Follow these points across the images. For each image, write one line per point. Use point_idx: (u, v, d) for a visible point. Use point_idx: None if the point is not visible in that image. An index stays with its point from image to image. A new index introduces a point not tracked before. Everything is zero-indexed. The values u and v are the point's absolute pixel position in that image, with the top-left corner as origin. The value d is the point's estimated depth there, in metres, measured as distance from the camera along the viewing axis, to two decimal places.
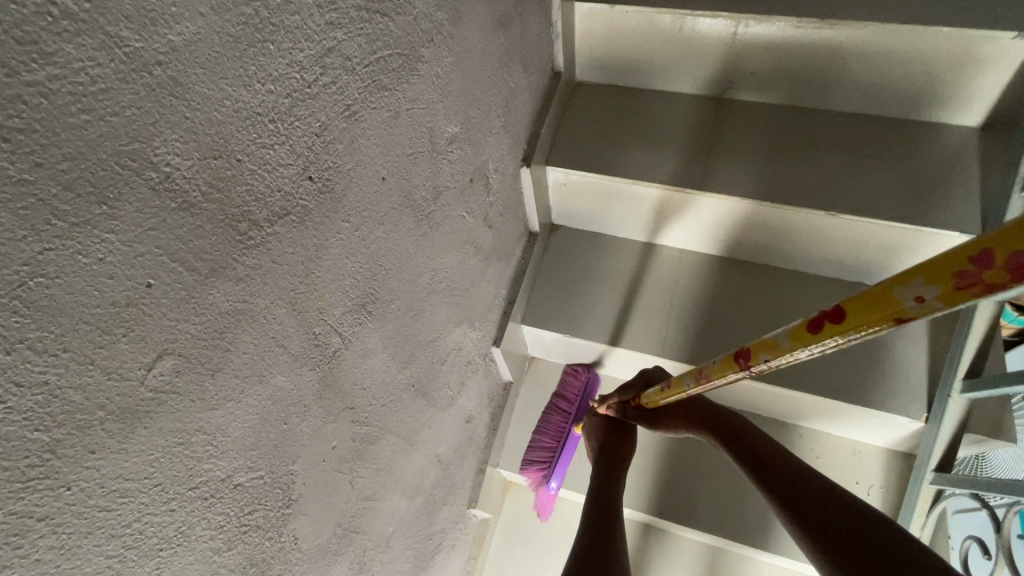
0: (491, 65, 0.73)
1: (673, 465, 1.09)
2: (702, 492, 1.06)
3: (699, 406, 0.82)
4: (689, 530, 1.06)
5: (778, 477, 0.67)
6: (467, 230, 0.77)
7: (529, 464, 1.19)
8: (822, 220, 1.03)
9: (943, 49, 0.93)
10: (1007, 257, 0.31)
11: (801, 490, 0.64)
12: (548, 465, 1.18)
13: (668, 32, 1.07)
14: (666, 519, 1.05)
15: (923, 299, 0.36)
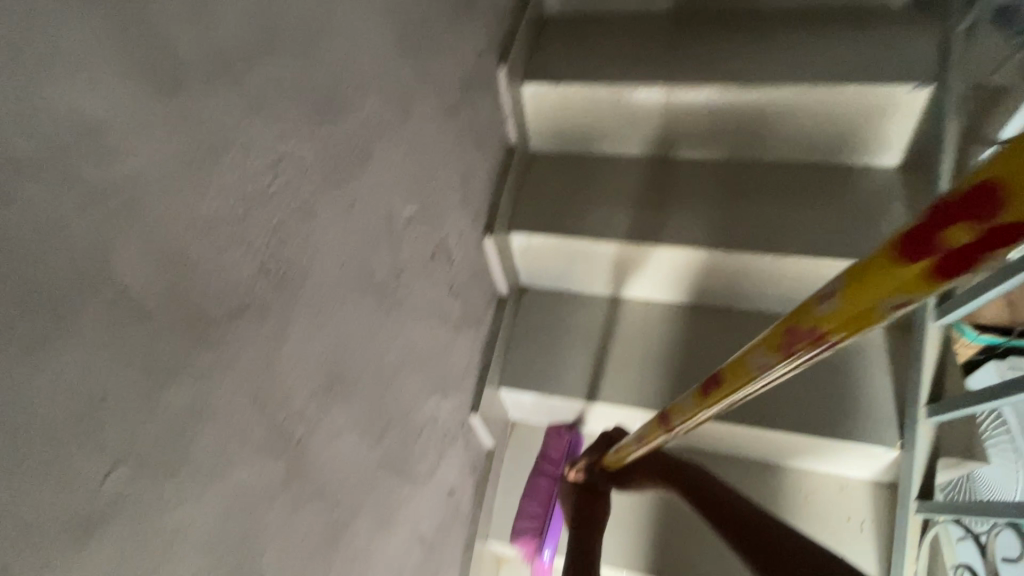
0: (444, 149, 0.78)
1: (664, 521, 1.07)
2: (697, 546, 1.04)
3: (666, 463, 0.82)
4: None
5: (757, 540, 0.65)
6: (432, 302, 0.80)
7: (520, 535, 1.15)
8: (772, 262, 1.08)
9: (853, 103, 1.04)
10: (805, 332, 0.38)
11: (773, 546, 0.63)
12: (539, 533, 1.15)
13: (609, 104, 1.17)
14: None
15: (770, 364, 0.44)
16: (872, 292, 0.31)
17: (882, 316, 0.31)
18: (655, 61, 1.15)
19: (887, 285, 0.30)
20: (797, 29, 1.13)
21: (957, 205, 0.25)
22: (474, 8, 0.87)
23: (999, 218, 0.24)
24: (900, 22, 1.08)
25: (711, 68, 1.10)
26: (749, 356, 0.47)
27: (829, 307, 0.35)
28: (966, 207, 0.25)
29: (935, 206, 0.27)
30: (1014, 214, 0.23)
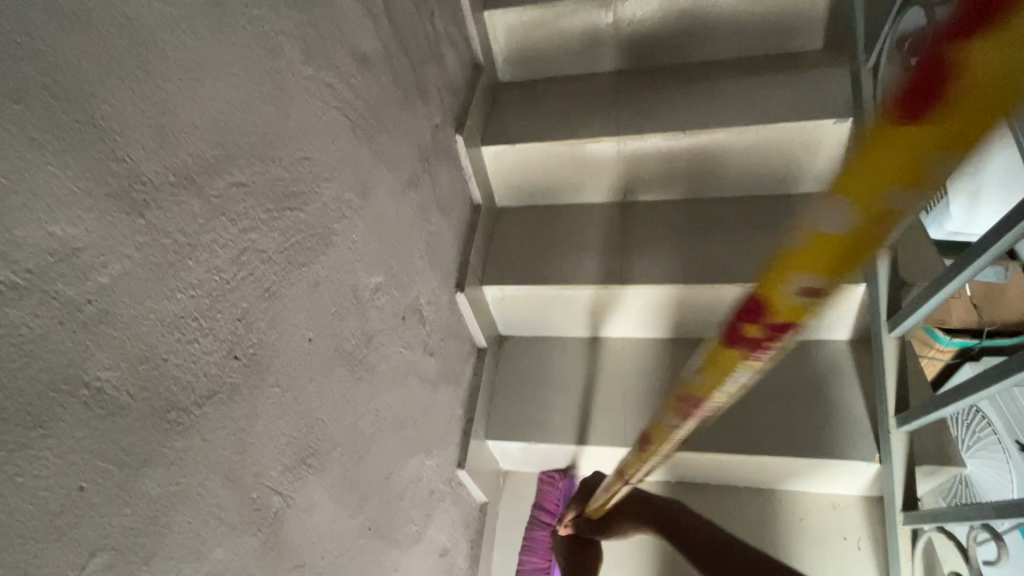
0: (406, 218, 0.84)
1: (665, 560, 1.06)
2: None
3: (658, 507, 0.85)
4: None
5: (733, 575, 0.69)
6: (406, 363, 0.83)
7: None
8: (733, 291, 1.13)
9: (786, 138, 1.12)
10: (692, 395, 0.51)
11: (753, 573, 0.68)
12: None
13: (565, 159, 1.25)
14: None
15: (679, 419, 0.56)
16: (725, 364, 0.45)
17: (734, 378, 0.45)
18: (602, 117, 1.24)
19: (731, 360, 0.44)
20: (727, 78, 1.23)
21: (745, 313, 0.40)
22: (427, 89, 0.95)
23: (771, 320, 0.38)
24: (818, 65, 1.19)
25: (653, 119, 1.20)
26: (663, 419, 0.58)
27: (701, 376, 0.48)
28: (748, 316, 0.40)
29: (736, 312, 0.41)
30: (775, 316, 0.38)
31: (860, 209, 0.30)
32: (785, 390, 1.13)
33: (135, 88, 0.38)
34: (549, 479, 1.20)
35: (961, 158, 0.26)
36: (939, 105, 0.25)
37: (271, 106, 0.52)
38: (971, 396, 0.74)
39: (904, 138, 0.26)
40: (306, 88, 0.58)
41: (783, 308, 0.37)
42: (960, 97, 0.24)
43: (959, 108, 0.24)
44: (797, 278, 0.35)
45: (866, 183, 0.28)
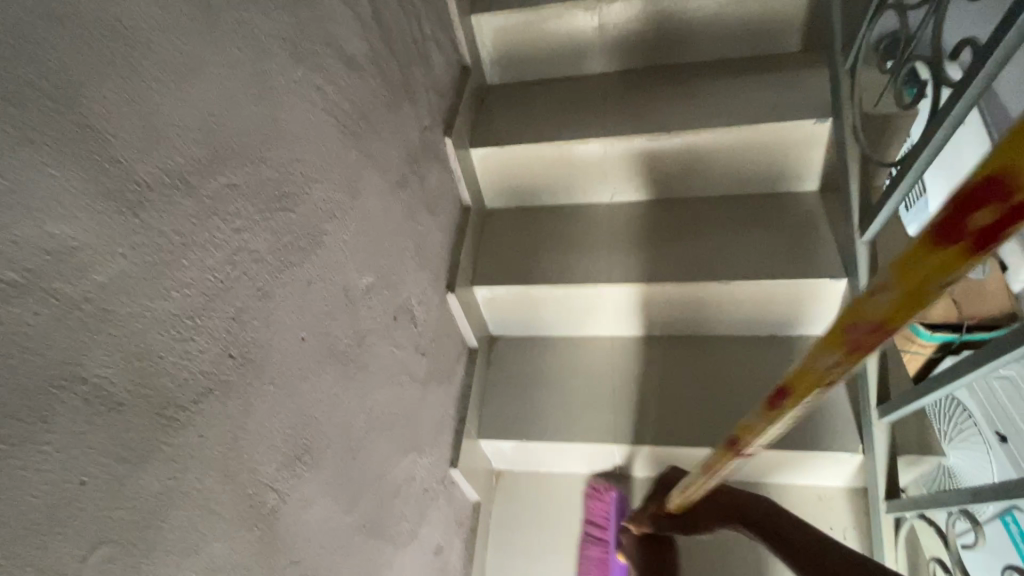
0: (395, 219, 0.85)
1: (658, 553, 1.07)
2: None
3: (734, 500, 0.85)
4: None
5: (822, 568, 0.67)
6: (398, 362, 0.84)
7: None
8: (719, 289, 1.15)
9: (768, 138, 1.15)
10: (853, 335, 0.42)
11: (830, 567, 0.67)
12: None
13: (552, 160, 1.27)
14: None
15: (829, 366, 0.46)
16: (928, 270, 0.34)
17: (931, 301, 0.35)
18: (589, 118, 1.26)
19: (934, 263, 0.34)
20: (710, 80, 1.26)
21: (967, 201, 0.31)
22: (415, 91, 0.96)
23: (1013, 199, 0.29)
24: (797, 67, 1.22)
25: (639, 120, 1.22)
26: (812, 360, 0.48)
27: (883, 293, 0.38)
28: (984, 195, 0.30)
29: (972, 191, 0.31)
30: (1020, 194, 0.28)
31: None
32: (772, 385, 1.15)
33: (129, 90, 0.38)
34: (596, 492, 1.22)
35: None
36: None
37: (262, 108, 0.53)
38: (948, 386, 0.77)
39: None
40: (295, 90, 0.59)
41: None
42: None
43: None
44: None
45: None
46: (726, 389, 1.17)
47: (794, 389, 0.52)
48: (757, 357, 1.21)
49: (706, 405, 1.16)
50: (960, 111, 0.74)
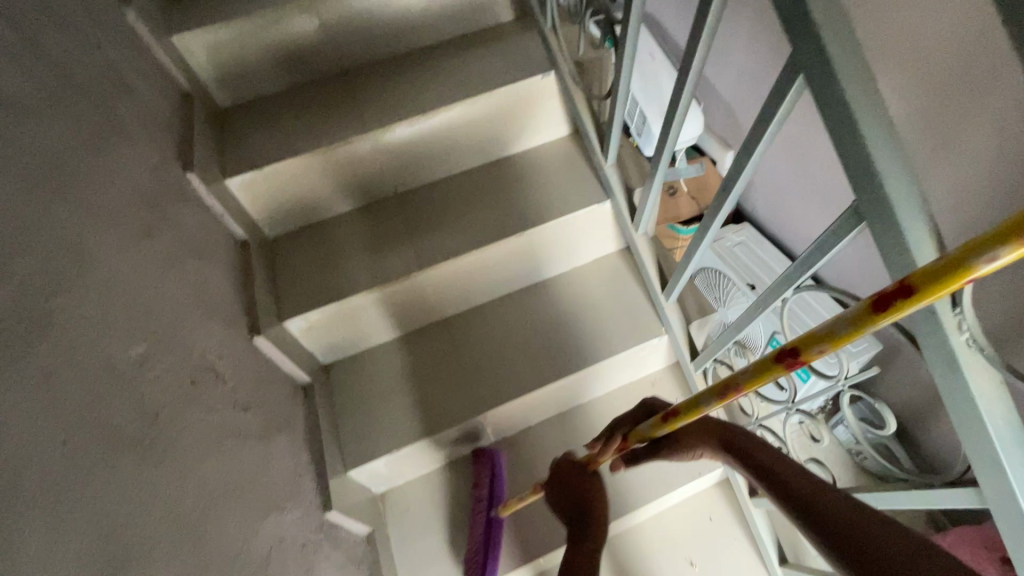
0: (151, 273, 0.73)
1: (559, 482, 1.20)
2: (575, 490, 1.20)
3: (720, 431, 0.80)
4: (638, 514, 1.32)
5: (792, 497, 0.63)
6: (218, 427, 0.74)
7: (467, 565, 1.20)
8: (518, 242, 1.27)
9: (511, 100, 1.27)
10: (888, 292, 0.39)
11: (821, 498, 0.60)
12: (478, 562, 1.19)
13: (323, 166, 1.21)
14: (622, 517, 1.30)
15: (833, 327, 0.44)
16: (1008, 238, 0.32)
17: (976, 266, 0.34)
18: (345, 119, 1.23)
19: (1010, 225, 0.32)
20: (448, 57, 1.34)
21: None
22: (127, 128, 0.82)
23: None
24: (514, 32, 1.36)
25: (394, 108, 1.24)
26: (823, 325, 0.45)
27: (963, 251, 0.34)
28: None
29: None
30: None
31: None
32: (583, 309, 1.34)
33: None
34: (477, 461, 1.31)
35: None
36: None
37: None
38: (703, 241, 0.95)
39: None
40: None
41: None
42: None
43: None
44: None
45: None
46: (553, 326, 1.32)
47: (802, 354, 0.47)
48: (567, 290, 1.37)
49: (542, 344, 1.30)
50: (637, 17, 0.88)
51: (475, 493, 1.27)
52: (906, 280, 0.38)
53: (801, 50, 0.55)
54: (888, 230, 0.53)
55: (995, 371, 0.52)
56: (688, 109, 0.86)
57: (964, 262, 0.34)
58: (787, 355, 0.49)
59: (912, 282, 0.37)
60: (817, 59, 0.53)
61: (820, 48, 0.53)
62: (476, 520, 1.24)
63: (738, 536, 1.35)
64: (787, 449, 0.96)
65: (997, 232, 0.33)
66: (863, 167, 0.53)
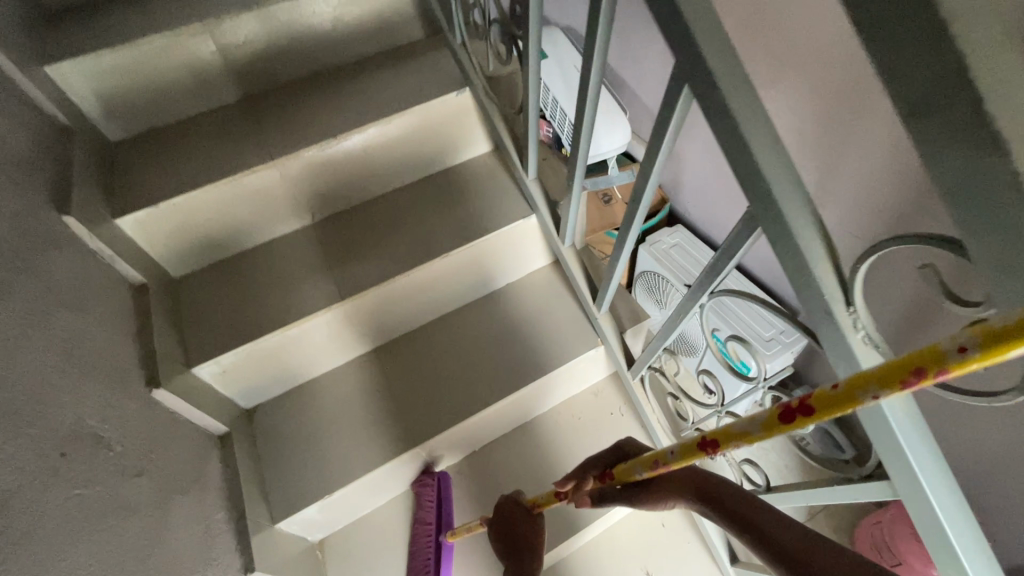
0: (6, 336, 0.64)
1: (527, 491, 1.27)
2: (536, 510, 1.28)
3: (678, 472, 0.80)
4: (584, 531, 1.30)
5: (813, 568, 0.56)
6: (98, 502, 0.66)
7: None
8: (446, 263, 1.23)
9: (427, 118, 1.24)
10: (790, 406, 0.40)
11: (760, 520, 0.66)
12: None
13: (229, 198, 1.14)
14: (568, 538, 1.27)
15: (747, 425, 0.46)
16: (929, 364, 0.30)
17: (861, 401, 0.34)
18: (251, 147, 1.16)
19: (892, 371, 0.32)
20: (359, 77, 1.29)
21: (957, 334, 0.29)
22: None
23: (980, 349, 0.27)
24: (426, 49, 1.34)
25: (304, 133, 1.18)
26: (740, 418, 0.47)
27: (895, 364, 0.32)
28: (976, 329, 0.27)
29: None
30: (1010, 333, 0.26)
31: None
32: (518, 326, 1.32)
33: None
34: (421, 484, 1.26)
35: None
36: None
37: None
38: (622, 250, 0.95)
39: None
40: None
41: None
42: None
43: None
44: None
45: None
46: (489, 347, 1.29)
47: (722, 442, 0.50)
48: (501, 308, 1.35)
49: (479, 366, 1.27)
50: (537, 32, 0.88)
51: (420, 515, 1.24)
52: (805, 398, 0.39)
53: (683, 59, 0.55)
54: (778, 233, 0.53)
55: None
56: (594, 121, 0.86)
57: (853, 394, 0.35)
58: (710, 440, 0.52)
59: (810, 402, 0.38)
60: (697, 68, 0.53)
61: (699, 57, 0.52)
62: (422, 542, 1.21)
63: (691, 541, 1.35)
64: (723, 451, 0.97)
65: (925, 352, 0.30)
66: (751, 175, 0.53)
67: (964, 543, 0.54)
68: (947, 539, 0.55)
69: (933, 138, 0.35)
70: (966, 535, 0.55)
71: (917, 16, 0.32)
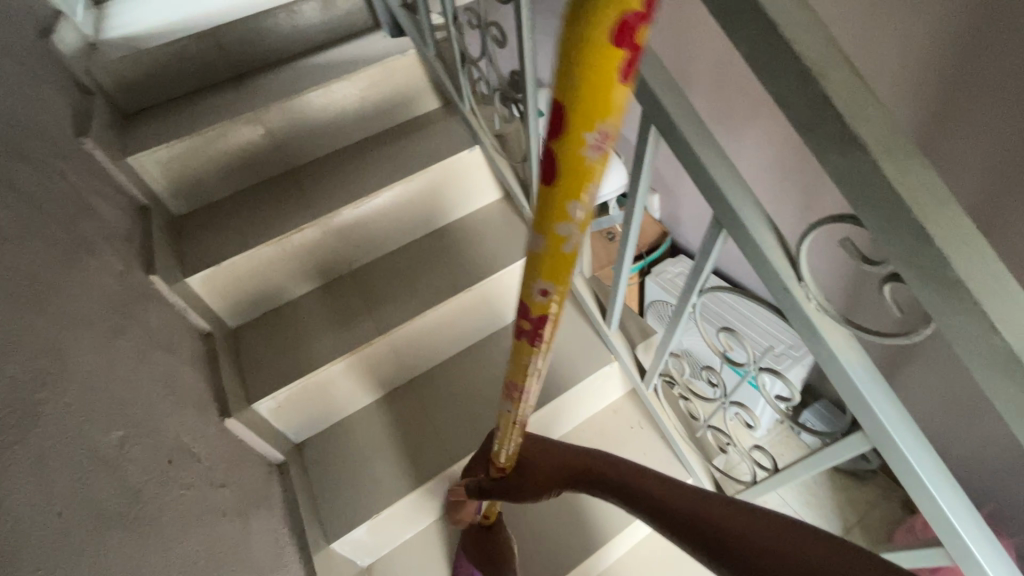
0: (125, 368, 0.79)
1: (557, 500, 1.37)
2: (569, 515, 1.36)
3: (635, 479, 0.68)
4: (615, 544, 1.35)
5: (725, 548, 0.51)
6: (194, 504, 0.78)
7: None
8: (466, 297, 1.38)
9: (443, 174, 1.43)
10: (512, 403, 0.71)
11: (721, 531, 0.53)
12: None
13: (277, 255, 1.31)
14: (600, 552, 1.32)
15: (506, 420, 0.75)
16: (521, 356, 0.62)
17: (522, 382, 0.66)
18: (295, 210, 1.35)
19: (517, 360, 0.63)
20: (382, 146, 1.50)
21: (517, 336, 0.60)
22: (92, 241, 0.91)
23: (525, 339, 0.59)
24: (439, 119, 1.55)
25: (340, 195, 1.37)
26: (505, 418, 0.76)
27: (514, 364, 0.65)
28: (519, 335, 0.59)
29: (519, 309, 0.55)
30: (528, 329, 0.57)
31: (547, 247, 0.45)
32: None
33: None
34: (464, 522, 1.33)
35: (565, 219, 0.42)
36: (556, 192, 0.40)
37: None
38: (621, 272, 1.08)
39: (553, 200, 0.41)
40: None
41: (535, 307, 0.53)
42: (571, 153, 0.36)
43: (573, 140, 0.36)
44: (536, 282, 0.49)
45: (550, 202, 0.41)
46: None
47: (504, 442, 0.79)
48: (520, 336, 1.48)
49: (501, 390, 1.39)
50: (533, 95, 1.06)
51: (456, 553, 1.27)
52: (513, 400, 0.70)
53: (647, 106, 0.71)
54: (737, 230, 0.67)
55: (844, 329, 0.64)
56: (586, 162, 1.02)
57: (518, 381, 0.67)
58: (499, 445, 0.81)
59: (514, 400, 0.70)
60: (658, 111, 0.70)
61: (660, 103, 0.69)
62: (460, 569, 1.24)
63: None
64: (733, 442, 1.07)
65: (517, 354, 0.62)
66: (711, 189, 0.67)
67: (928, 471, 0.65)
68: (912, 469, 0.65)
69: (821, 147, 0.49)
70: (930, 465, 0.65)
71: (792, 65, 0.47)
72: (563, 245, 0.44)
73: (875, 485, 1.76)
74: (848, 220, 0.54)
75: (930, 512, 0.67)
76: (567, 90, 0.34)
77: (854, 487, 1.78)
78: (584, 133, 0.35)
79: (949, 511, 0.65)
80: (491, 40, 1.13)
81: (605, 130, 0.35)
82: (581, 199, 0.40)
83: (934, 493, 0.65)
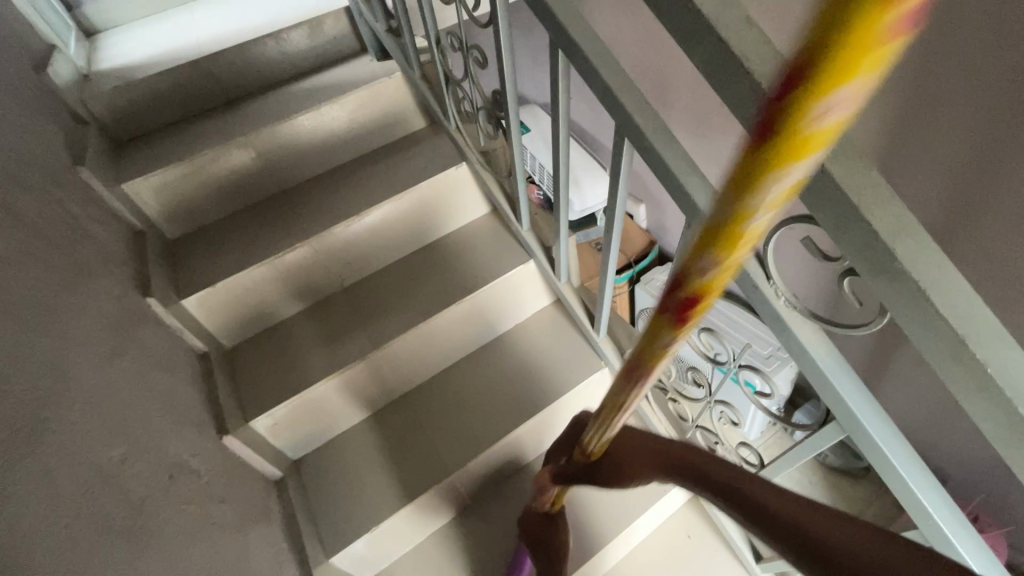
0: (126, 386, 0.81)
1: None
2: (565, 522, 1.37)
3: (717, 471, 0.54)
4: (612, 549, 1.36)
5: None
6: (193, 519, 0.80)
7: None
8: (458, 309, 1.41)
9: (432, 190, 1.47)
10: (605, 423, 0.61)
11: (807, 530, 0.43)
12: None
13: (271, 274, 1.34)
14: (597, 558, 1.33)
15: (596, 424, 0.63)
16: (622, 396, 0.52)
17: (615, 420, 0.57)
18: (287, 230, 1.38)
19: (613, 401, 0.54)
20: (372, 166, 1.54)
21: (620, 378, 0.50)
22: (91, 266, 0.93)
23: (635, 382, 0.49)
24: (426, 138, 1.60)
25: (332, 214, 1.40)
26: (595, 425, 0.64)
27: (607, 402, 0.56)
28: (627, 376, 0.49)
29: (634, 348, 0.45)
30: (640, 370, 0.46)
31: (695, 288, 0.34)
32: (529, 360, 1.47)
33: None
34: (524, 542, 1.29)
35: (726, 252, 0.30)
36: (728, 221, 0.28)
37: None
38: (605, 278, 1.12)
39: (722, 230, 0.29)
40: None
41: (655, 354, 0.43)
42: (794, 131, 0.22)
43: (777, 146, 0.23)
44: (664, 331, 0.39)
45: (717, 229, 0.29)
46: (504, 382, 1.44)
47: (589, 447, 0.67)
48: (511, 346, 1.51)
49: (494, 400, 1.41)
50: (515, 113, 1.11)
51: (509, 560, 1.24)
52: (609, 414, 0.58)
53: (621, 120, 0.76)
54: None
55: (811, 323, 0.67)
56: (567, 174, 1.07)
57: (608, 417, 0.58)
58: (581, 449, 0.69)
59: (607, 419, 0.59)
60: (630, 124, 0.74)
61: (631, 118, 0.73)
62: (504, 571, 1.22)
63: (718, 549, 1.41)
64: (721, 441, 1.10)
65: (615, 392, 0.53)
66: (682, 196, 0.71)
67: (898, 456, 0.68)
68: (883, 455, 0.68)
69: None
70: (900, 451, 0.68)
71: (744, 79, 0.52)
72: (712, 283, 0.33)
73: (866, 482, 1.79)
74: (805, 220, 0.58)
75: (903, 496, 0.70)
76: (826, 22, 0.20)
77: (847, 486, 1.80)
78: (826, 97, 0.21)
79: (920, 494, 0.68)
80: (473, 62, 1.17)
81: (864, 87, 0.21)
82: (788, 200, 0.26)
83: (905, 477, 0.68)
